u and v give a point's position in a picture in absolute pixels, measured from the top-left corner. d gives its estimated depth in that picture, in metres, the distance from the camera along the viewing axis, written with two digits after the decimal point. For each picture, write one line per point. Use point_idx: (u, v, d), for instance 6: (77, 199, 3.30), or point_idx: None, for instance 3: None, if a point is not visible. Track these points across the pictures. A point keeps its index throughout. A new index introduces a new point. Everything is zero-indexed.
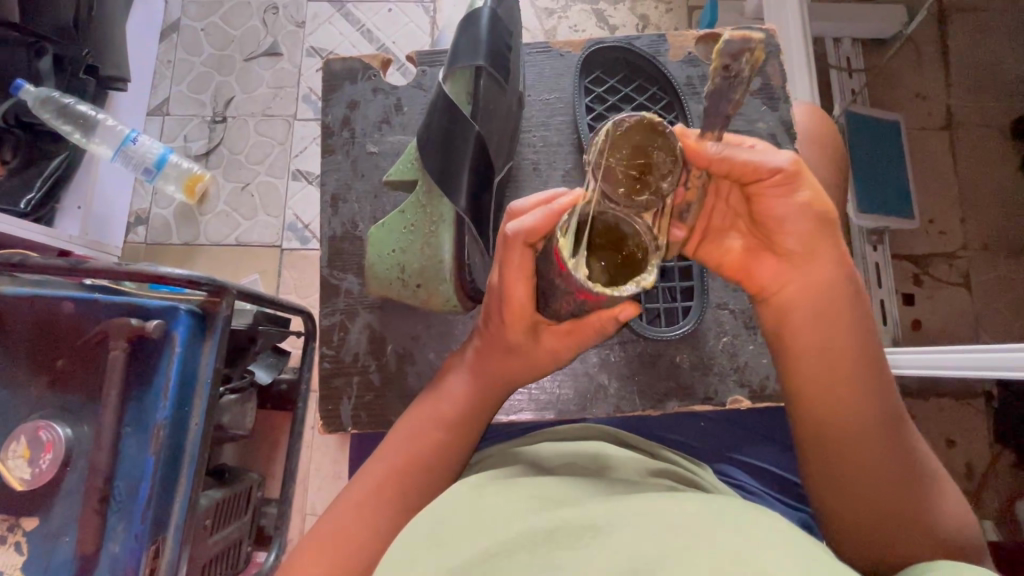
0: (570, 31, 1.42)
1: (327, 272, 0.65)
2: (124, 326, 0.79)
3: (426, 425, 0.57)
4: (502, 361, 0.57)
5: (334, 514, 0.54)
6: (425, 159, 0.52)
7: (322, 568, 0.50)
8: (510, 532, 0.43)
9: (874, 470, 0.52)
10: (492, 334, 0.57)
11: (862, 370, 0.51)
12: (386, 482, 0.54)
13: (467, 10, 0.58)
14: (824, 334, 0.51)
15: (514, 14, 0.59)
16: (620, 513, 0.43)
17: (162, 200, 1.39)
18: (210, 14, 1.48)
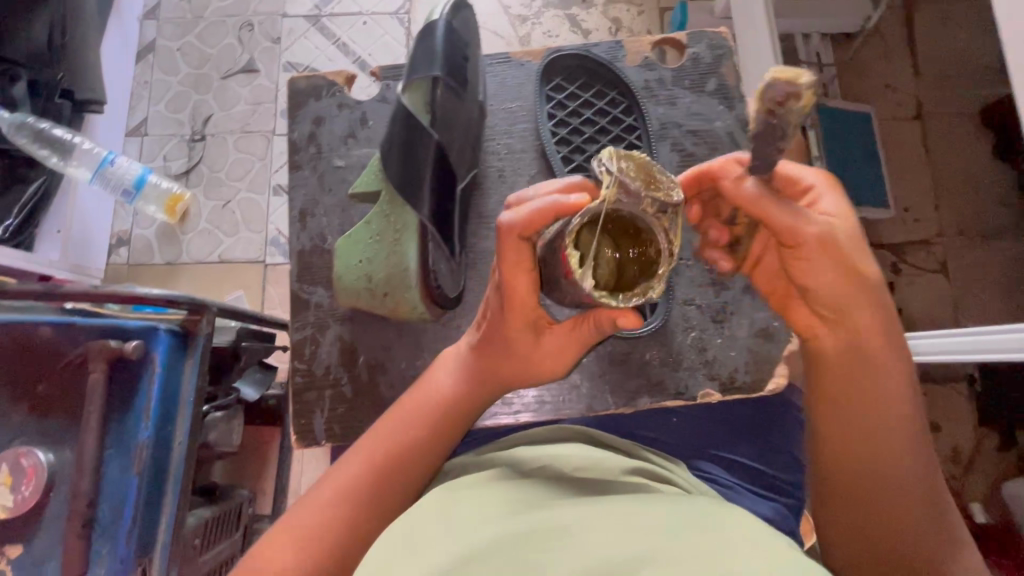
0: (544, 37, 1.43)
1: (296, 286, 0.64)
2: (103, 349, 0.79)
3: (420, 417, 0.55)
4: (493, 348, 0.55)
5: (310, 499, 0.52)
6: (389, 170, 0.54)
7: (287, 550, 0.49)
8: (484, 535, 0.42)
9: (888, 518, 0.50)
10: (490, 327, 0.55)
11: (892, 418, 0.50)
12: (368, 476, 0.53)
13: (423, 23, 0.59)
14: (869, 364, 0.50)
15: (470, 27, 0.61)
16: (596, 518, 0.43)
17: (143, 220, 1.39)
18: (185, 34, 1.49)
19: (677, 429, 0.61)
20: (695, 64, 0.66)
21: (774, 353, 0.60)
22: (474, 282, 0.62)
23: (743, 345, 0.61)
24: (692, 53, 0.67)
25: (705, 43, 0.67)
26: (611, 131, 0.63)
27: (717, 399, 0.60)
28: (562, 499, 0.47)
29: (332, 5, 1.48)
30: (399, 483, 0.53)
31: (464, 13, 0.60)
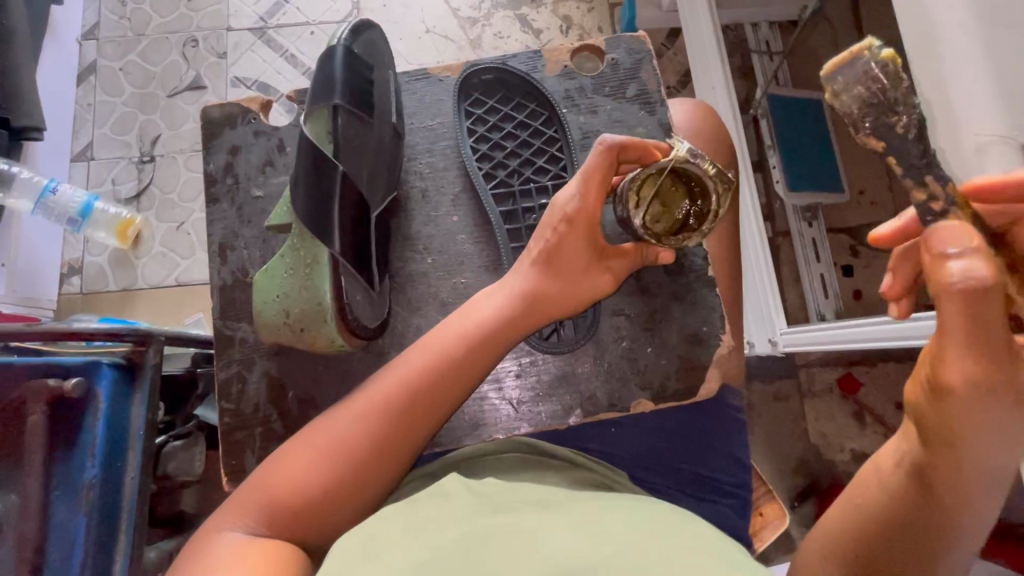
0: (495, 38, 1.42)
1: (219, 324, 0.63)
2: (43, 388, 0.77)
3: (483, 351, 0.51)
4: (548, 265, 0.52)
5: (339, 420, 0.50)
6: (295, 204, 0.50)
7: (306, 459, 0.49)
8: (447, 539, 0.42)
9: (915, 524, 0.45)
10: (562, 243, 0.52)
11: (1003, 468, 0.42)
12: (400, 405, 0.50)
13: (324, 48, 0.56)
14: (986, 463, 0.41)
15: (377, 47, 0.59)
16: (546, 522, 0.43)
17: (95, 247, 1.35)
18: (128, 53, 1.45)
19: (618, 439, 0.60)
20: (614, 71, 0.67)
21: (706, 357, 0.59)
22: (399, 305, 0.61)
23: (673, 352, 0.59)
24: (610, 60, 0.67)
25: (624, 48, 0.67)
26: (532, 143, 0.63)
27: (651, 407, 0.59)
28: (515, 505, 0.47)
29: (278, 16, 1.45)
30: (430, 417, 0.51)
31: (366, 35, 0.59)
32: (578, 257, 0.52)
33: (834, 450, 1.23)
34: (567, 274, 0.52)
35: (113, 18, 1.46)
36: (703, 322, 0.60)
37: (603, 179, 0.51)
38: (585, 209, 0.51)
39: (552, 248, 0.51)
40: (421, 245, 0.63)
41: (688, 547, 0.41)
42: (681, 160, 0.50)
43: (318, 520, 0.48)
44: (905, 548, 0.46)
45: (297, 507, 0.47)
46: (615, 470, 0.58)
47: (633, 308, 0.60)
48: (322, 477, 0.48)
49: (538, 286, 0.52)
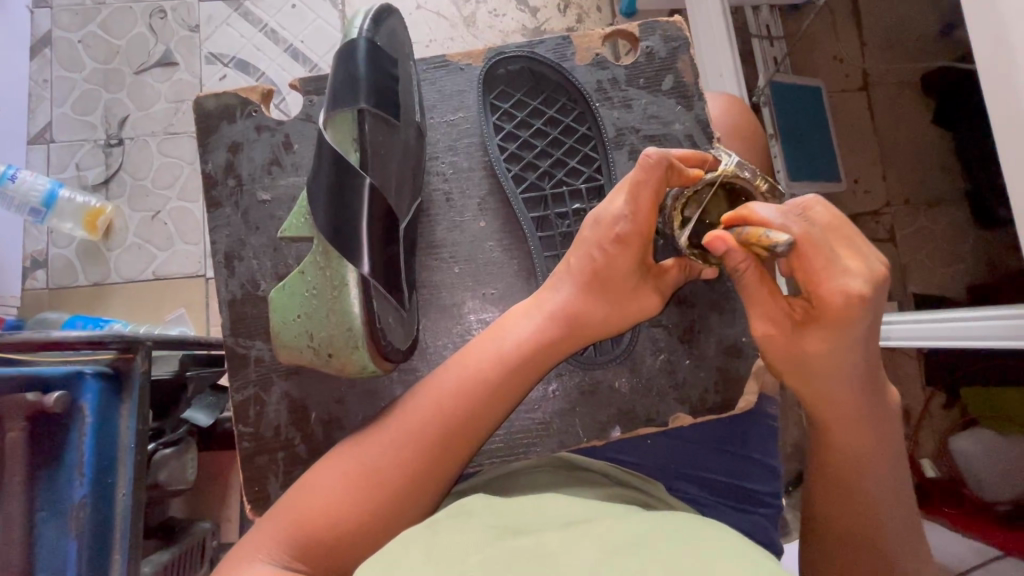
0: (490, 16, 1.33)
1: (231, 341, 0.59)
2: (20, 404, 0.71)
3: (524, 370, 0.49)
4: (587, 284, 0.50)
5: (370, 446, 0.47)
6: (316, 218, 0.46)
7: (334, 490, 0.45)
8: (469, 565, 0.36)
9: (848, 493, 0.52)
10: (609, 259, 0.49)
11: (866, 417, 0.50)
12: (435, 434, 0.47)
13: (342, 42, 0.51)
14: (865, 420, 0.50)
15: (397, 34, 0.54)
16: (581, 538, 0.38)
17: (60, 238, 1.25)
18: (87, 23, 1.32)
19: (654, 453, 0.58)
20: (649, 60, 0.63)
21: (745, 369, 0.60)
22: (427, 318, 0.59)
23: (712, 364, 0.60)
24: (645, 47, 0.63)
25: (659, 35, 0.63)
26: (563, 142, 0.60)
27: (690, 421, 0.59)
28: (543, 524, 0.41)
29: None
30: (468, 446, 0.48)
31: (388, 24, 0.53)
32: (626, 279, 0.50)
33: None
34: (612, 296, 0.50)
35: None
36: (742, 332, 0.61)
37: (654, 194, 0.48)
38: (637, 229, 0.49)
39: (596, 264, 0.50)
40: (447, 252, 0.60)
41: (734, 548, 0.36)
42: (728, 175, 0.49)
43: (351, 556, 0.44)
44: (832, 484, 0.52)
45: (331, 541, 0.44)
46: (651, 479, 0.56)
47: (670, 319, 0.60)
48: (356, 509, 0.45)
49: (578, 307, 0.50)
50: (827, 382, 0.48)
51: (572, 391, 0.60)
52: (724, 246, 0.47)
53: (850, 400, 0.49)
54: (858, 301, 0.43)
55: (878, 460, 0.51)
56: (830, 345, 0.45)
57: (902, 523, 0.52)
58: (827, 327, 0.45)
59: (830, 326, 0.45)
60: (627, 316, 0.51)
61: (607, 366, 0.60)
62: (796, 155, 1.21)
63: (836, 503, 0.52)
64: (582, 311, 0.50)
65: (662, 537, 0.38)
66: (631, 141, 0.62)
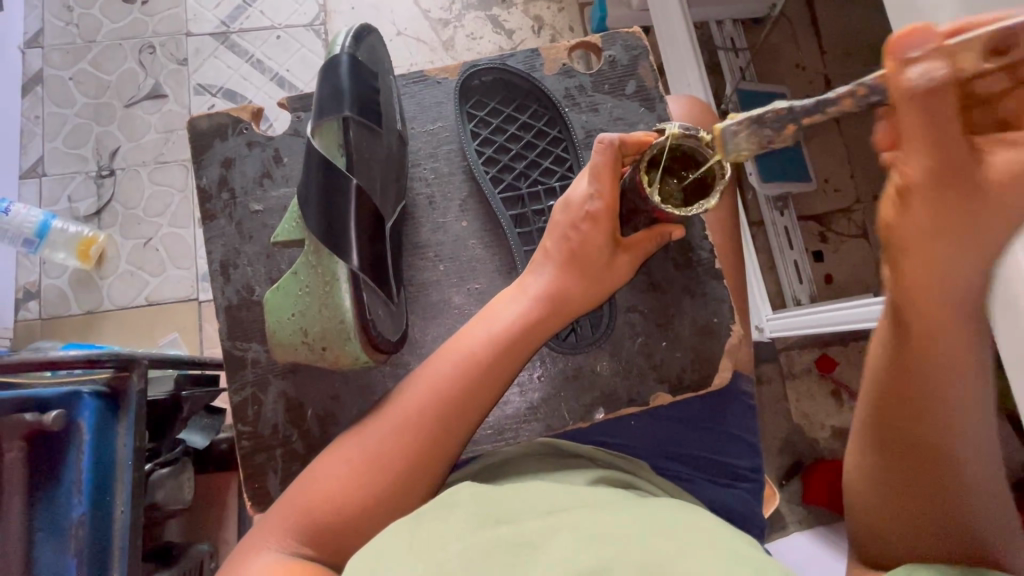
0: (468, 39, 1.39)
1: (229, 344, 0.62)
2: (19, 425, 0.72)
3: (510, 348, 0.52)
4: (566, 264, 0.54)
5: (370, 431, 0.50)
6: (308, 221, 0.49)
7: (340, 473, 0.48)
8: (451, 555, 0.39)
9: (933, 407, 0.50)
10: (582, 244, 0.53)
11: (965, 320, 0.46)
12: (428, 414, 0.50)
13: (325, 58, 0.55)
14: (967, 317, 0.46)
15: (376, 52, 0.58)
16: (558, 528, 0.41)
17: (52, 268, 1.27)
18: (77, 61, 1.36)
19: (637, 432, 0.62)
20: (612, 67, 0.68)
21: (718, 349, 0.63)
22: (415, 315, 0.62)
23: (688, 345, 0.63)
24: (608, 56, 0.68)
25: (620, 44, 0.68)
26: (537, 144, 0.64)
27: (670, 400, 0.62)
28: (521, 513, 0.44)
29: (240, 20, 1.39)
30: (459, 426, 0.50)
31: (367, 41, 0.57)
32: (602, 254, 0.54)
33: (816, 427, 1.29)
34: (589, 275, 0.54)
35: (59, 25, 1.37)
36: (714, 314, 0.64)
37: (613, 175, 0.52)
38: (605, 205, 0.53)
39: (571, 248, 0.54)
40: (433, 252, 0.63)
41: (698, 542, 0.39)
42: (676, 137, 0.47)
43: (359, 532, 0.47)
44: (911, 396, 0.50)
45: (338, 520, 0.47)
46: (637, 463, 0.58)
47: (646, 304, 0.64)
48: (361, 491, 0.47)
49: (559, 285, 0.53)
50: (947, 265, 0.43)
51: (554, 374, 0.62)
52: (919, 45, 0.37)
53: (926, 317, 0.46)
54: None
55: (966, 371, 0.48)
56: (955, 251, 0.41)
57: (970, 441, 0.50)
58: (957, 232, 0.40)
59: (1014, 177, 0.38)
60: (600, 294, 0.55)
61: (586, 349, 0.62)
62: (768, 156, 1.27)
63: (916, 418, 0.51)
64: (563, 287, 0.53)
65: (632, 525, 0.41)
66: None
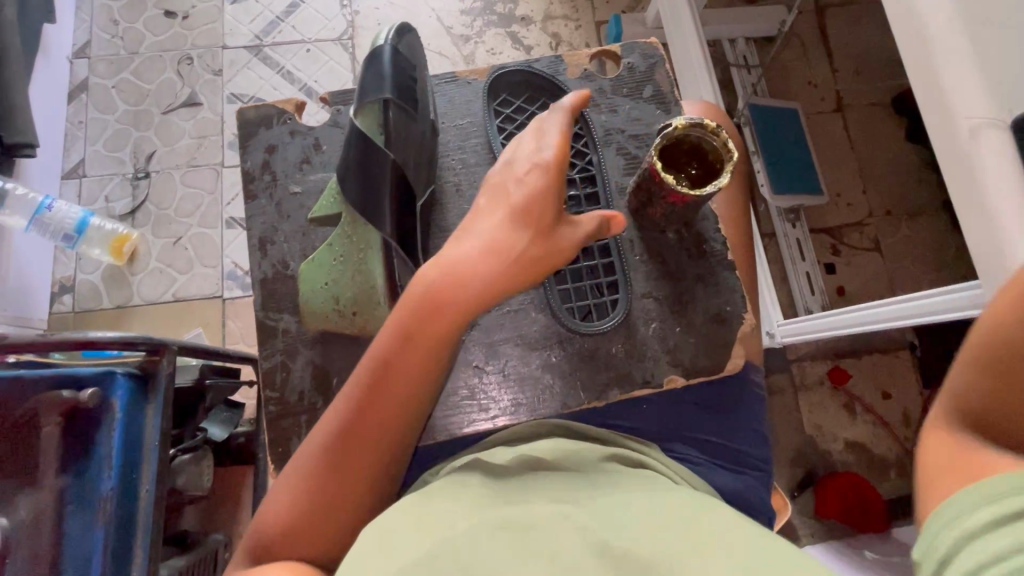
0: (488, 54, 1.46)
1: (263, 314, 0.65)
2: (55, 400, 0.75)
3: (437, 328, 0.51)
4: (499, 239, 0.54)
5: (320, 431, 0.53)
6: (347, 193, 0.57)
7: (300, 479, 0.52)
8: (456, 530, 0.41)
9: None
10: (510, 222, 0.54)
11: None
12: (368, 381, 0.52)
13: (370, 48, 0.62)
14: None
15: (416, 48, 0.65)
16: (561, 518, 0.42)
17: (87, 263, 1.33)
18: (121, 70, 1.45)
19: (650, 414, 0.64)
20: (631, 74, 0.72)
21: (731, 336, 0.65)
22: None
23: (700, 331, 0.65)
24: (627, 63, 0.72)
25: (637, 53, 0.73)
26: None
27: (682, 383, 0.64)
28: (522, 497, 0.45)
29: (274, 34, 1.47)
30: (398, 410, 0.52)
31: (408, 38, 0.64)
32: (536, 227, 0.54)
33: (829, 439, 1.29)
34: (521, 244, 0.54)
35: (106, 37, 1.46)
36: (726, 302, 0.66)
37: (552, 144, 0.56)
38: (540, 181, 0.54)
39: (497, 226, 0.54)
40: None
41: (709, 543, 0.40)
42: (685, 127, 0.57)
43: (330, 523, 0.52)
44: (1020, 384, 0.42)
45: (307, 520, 0.51)
46: (643, 441, 0.61)
47: (660, 291, 0.66)
48: (320, 491, 0.51)
49: (490, 257, 0.53)
50: None
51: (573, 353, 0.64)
52: None
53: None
54: None
55: None
56: None
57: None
58: None
59: None
60: (531, 261, 0.54)
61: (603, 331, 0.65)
62: (781, 166, 1.29)
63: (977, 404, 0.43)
64: (488, 259, 0.52)
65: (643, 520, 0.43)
66: (617, 139, 0.69)
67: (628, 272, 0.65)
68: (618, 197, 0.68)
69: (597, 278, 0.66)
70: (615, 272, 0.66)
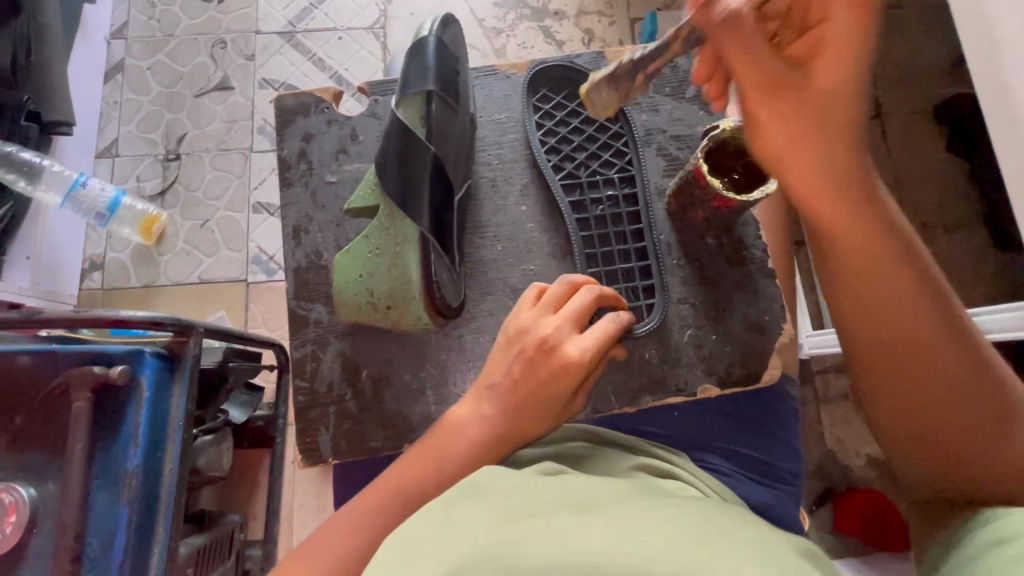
0: (519, 48, 1.44)
1: (294, 304, 0.66)
2: (87, 376, 0.76)
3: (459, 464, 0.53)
4: (509, 403, 0.55)
5: (327, 552, 0.50)
6: (385, 180, 0.56)
7: None
8: (475, 546, 0.38)
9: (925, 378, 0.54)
10: (533, 380, 0.55)
11: (898, 278, 0.54)
12: (380, 511, 0.51)
13: (414, 39, 0.61)
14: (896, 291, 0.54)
15: (459, 40, 0.65)
16: (589, 525, 0.39)
17: (117, 242, 1.35)
18: (156, 52, 1.46)
19: (679, 423, 0.63)
20: (674, 72, 0.71)
21: (768, 345, 0.63)
22: (472, 291, 0.66)
23: (737, 340, 0.64)
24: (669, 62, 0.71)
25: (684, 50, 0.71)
26: (597, 139, 0.68)
27: (716, 393, 0.63)
28: (540, 509, 0.42)
29: (306, 21, 1.47)
30: None
31: (452, 28, 0.64)
32: (561, 395, 0.55)
33: (850, 454, 1.26)
34: (541, 409, 0.55)
35: (142, 18, 1.48)
36: (766, 312, 0.64)
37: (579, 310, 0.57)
38: (567, 357, 0.54)
39: (520, 385, 0.55)
40: (491, 232, 0.68)
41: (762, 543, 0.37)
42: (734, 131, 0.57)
43: None
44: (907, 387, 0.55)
45: None
46: (673, 452, 0.60)
47: (699, 298, 0.64)
48: None
49: (506, 417, 0.55)
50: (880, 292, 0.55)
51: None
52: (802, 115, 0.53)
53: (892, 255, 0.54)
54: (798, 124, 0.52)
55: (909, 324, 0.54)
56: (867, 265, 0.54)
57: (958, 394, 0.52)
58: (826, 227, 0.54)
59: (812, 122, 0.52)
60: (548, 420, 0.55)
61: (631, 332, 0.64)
62: None
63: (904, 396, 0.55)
64: (507, 418, 0.55)
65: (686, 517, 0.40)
66: (659, 140, 0.68)
67: (665, 278, 0.64)
68: (656, 199, 0.67)
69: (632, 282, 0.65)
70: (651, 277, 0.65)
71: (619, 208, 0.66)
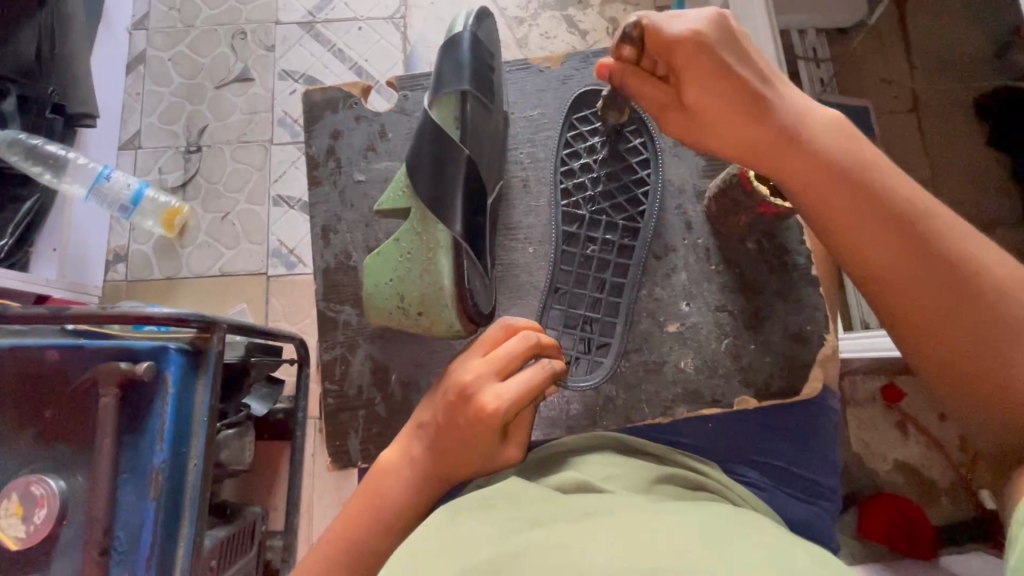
0: (542, 38, 1.40)
1: (324, 306, 0.67)
2: (113, 372, 0.76)
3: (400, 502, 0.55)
4: (438, 442, 0.55)
5: None
6: (419, 187, 0.55)
7: None
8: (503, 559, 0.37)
9: (947, 315, 0.46)
10: (451, 426, 0.54)
11: (873, 213, 0.49)
12: (332, 548, 0.54)
13: (447, 35, 0.60)
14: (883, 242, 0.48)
15: (493, 36, 0.63)
16: (600, 531, 0.37)
17: (140, 234, 1.36)
18: (177, 43, 1.46)
19: (715, 434, 0.63)
20: None
21: (809, 356, 0.64)
22: (501, 293, 0.68)
23: (778, 350, 0.64)
24: None
25: None
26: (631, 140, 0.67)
27: (755, 404, 0.63)
28: (560, 514, 0.41)
29: (326, 11, 1.45)
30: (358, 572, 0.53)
31: (487, 21, 0.63)
32: (488, 442, 0.54)
33: (877, 458, 1.22)
34: (469, 453, 0.54)
35: (163, 9, 1.48)
36: (806, 321, 0.64)
37: (494, 347, 0.57)
38: (481, 407, 0.52)
39: (445, 429, 0.54)
40: (523, 234, 0.69)
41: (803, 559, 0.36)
42: None
43: None
44: (924, 335, 0.47)
45: None
46: (709, 463, 0.59)
47: (736, 306, 0.65)
48: None
49: (437, 460, 0.55)
50: (865, 244, 0.49)
51: (629, 347, 0.66)
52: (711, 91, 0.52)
53: (863, 186, 0.49)
54: (713, 79, 0.51)
55: (897, 266, 0.48)
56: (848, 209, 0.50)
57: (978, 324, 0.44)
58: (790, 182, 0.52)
59: (724, 109, 0.52)
60: (482, 463, 0.54)
61: (659, 331, 0.66)
62: None
63: (927, 338, 0.47)
64: (438, 459, 0.55)
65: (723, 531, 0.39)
66: None
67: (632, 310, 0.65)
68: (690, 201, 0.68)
69: (594, 315, 0.65)
70: (619, 311, 0.65)
71: (640, 211, 0.66)
